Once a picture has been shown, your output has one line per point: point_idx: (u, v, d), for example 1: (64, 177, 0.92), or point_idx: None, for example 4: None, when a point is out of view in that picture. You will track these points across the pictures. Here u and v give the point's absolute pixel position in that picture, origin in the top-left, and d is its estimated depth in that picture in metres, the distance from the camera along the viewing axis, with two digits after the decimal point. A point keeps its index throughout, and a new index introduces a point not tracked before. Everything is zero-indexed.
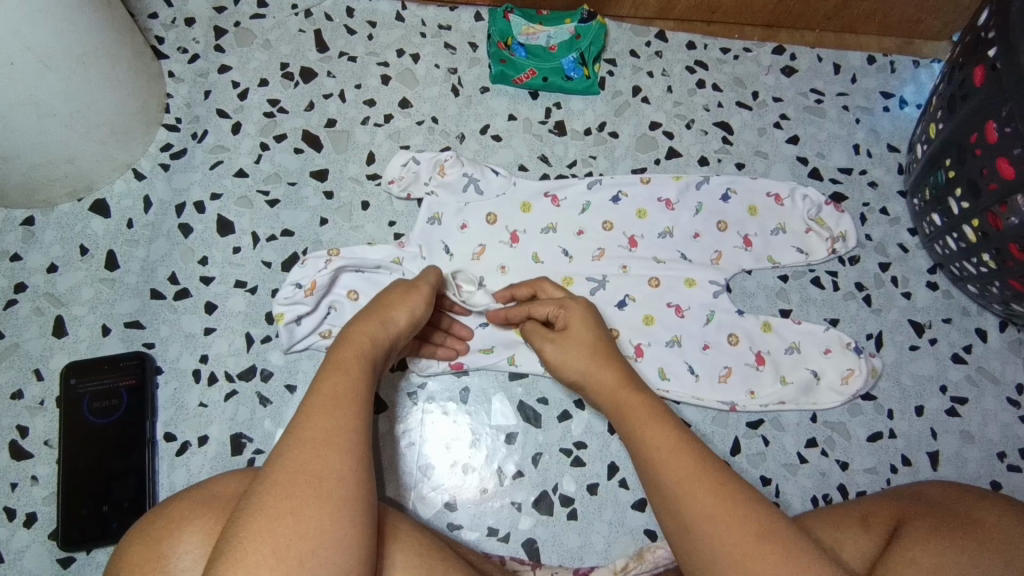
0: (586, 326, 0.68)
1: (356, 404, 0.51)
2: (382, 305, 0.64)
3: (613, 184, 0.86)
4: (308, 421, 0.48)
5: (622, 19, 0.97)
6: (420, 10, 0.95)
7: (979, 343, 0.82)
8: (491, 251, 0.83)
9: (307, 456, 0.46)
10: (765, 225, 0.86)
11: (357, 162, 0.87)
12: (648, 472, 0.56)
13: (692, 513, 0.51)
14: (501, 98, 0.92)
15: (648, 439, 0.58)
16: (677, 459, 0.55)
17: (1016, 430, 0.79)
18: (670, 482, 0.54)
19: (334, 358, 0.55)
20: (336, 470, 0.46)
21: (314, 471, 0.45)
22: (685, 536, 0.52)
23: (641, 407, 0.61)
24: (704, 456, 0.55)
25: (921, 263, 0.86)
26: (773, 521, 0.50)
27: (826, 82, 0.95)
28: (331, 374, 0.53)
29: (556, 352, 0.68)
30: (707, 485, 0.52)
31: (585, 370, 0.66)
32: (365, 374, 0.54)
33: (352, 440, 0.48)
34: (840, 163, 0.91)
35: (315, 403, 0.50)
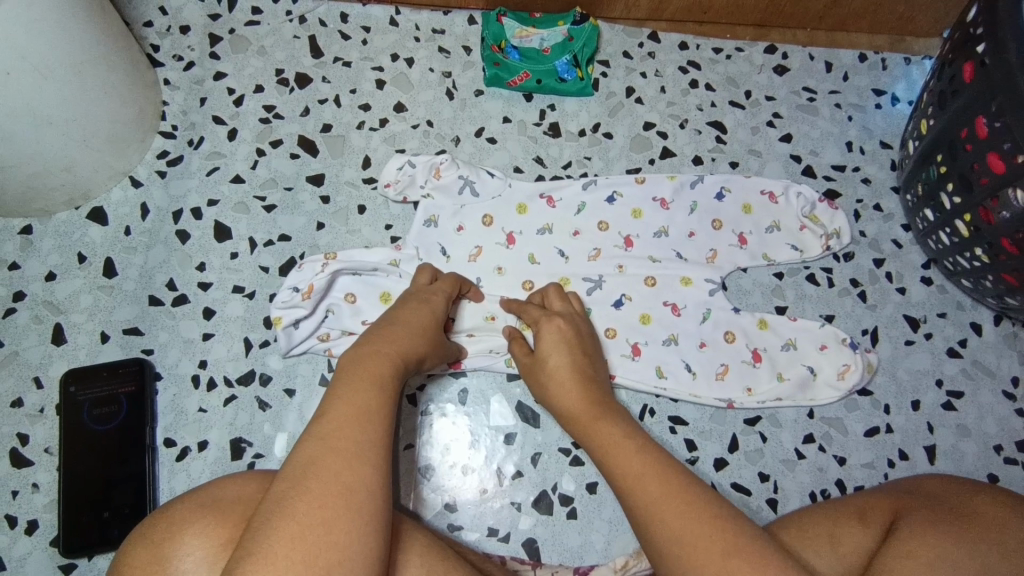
0: (559, 349, 0.71)
1: (382, 420, 0.52)
2: (406, 326, 0.66)
3: (608, 185, 0.88)
4: (335, 426, 0.49)
5: (614, 21, 0.98)
6: (413, 14, 0.96)
7: (974, 337, 0.82)
8: (487, 252, 0.84)
9: (330, 464, 0.46)
10: (759, 223, 0.87)
11: (353, 166, 0.87)
12: (620, 488, 0.57)
13: (662, 535, 0.52)
14: (496, 100, 0.93)
15: (626, 457, 0.59)
16: (647, 478, 0.56)
17: (1012, 423, 0.79)
18: (648, 501, 0.54)
19: (359, 368, 0.56)
20: (356, 481, 0.46)
21: (334, 481, 0.46)
22: (660, 552, 0.52)
23: (609, 428, 0.63)
24: (674, 474, 0.56)
25: (915, 259, 0.86)
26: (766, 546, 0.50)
27: (818, 80, 0.96)
28: (357, 384, 0.54)
29: (531, 374, 0.72)
30: (688, 501, 0.53)
31: (554, 391, 0.69)
32: (392, 389, 0.55)
33: (374, 451, 0.49)
34: (833, 161, 0.91)
35: (341, 410, 0.51)
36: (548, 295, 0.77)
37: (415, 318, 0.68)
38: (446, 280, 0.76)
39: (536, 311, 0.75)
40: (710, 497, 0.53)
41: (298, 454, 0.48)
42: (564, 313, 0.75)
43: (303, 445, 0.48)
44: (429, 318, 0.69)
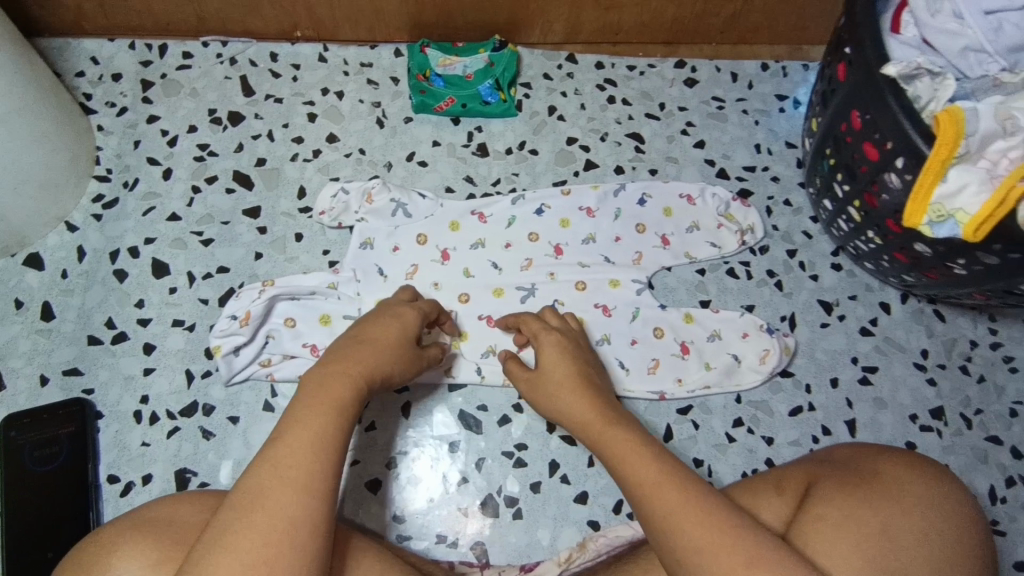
0: (565, 365, 0.73)
1: (334, 447, 0.53)
2: (373, 342, 0.66)
3: (535, 199, 0.93)
4: (285, 454, 0.51)
5: (533, 46, 1.03)
6: (341, 50, 1.01)
7: (883, 315, 0.88)
8: (424, 270, 0.88)
9: (269, 491, 0.49)
10: (680, 224, 0.92)
11: (289, 197, 0.90)
12: (633, 496, 0.59)
13: (686, 546, 0.53)
14: (425, 126, 0.97)
15: (639, 464, 0.60)
16: (662, 489, 0.57)
17: (924, 393, 0.84)
18: (659, 510, 0.56)
19: (308, 392, 0.56)
20: (293, 506, 0.48)
21: (269, 509, 0.48)
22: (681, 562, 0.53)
23: (621, 436, 0.63)
24: (690, 486, 0.57)
25: (825, 247, 0.92)
26: (766, 550, 0.52)
27: (726, 90, 1.03)
28: (311, 412, 0.55)
29: (531, 385, 0.74)
30: (704, 511, 0.54)
31: (561, 403, 0.71)
32: (349, 416, 0.56)
33: (318, 476, 0.51)
34: (743, 163, 0.98)
35: (291, 433, 0.53)
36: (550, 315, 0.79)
37: (385, 334, 0.68)
38: (424, 301, 0.77)
39: (542, 330, 0.76)
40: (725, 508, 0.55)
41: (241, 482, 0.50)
42: (562, 329, 0.77)
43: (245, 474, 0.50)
44: (401, 335, 0.69)
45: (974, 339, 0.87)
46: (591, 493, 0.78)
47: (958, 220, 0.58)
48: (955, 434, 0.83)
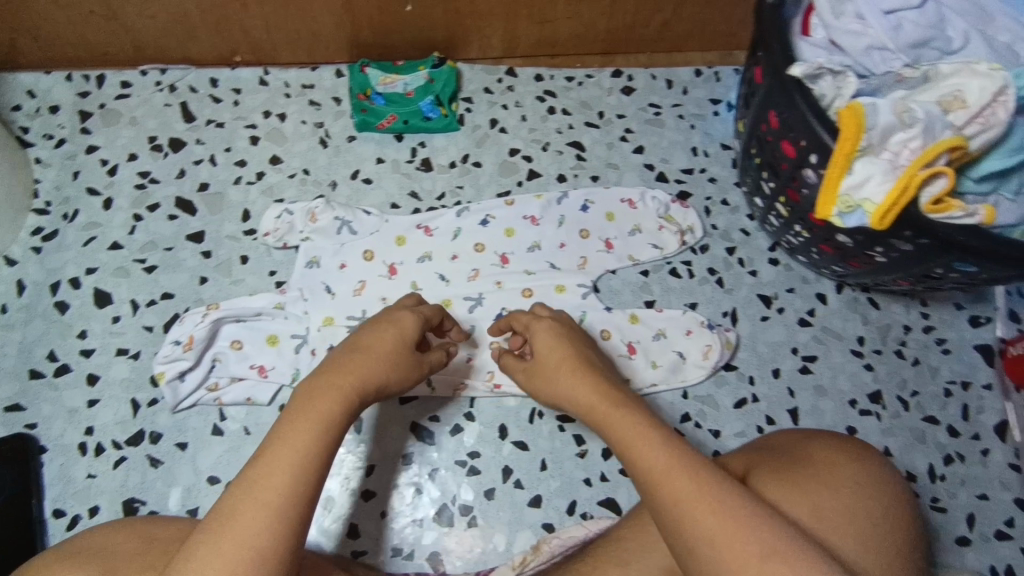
0: (567, 354, 0.70)
1: (315, 462, 0.53)
2: (370, 353, 0.64)
3: (480, 210, 0.95)
4: (259, 479, 0.51)
5: (473, 61, 1.05)
6: (281, 73, 1.02)
7: (820, 306, 0.92)
8: (371, 285, 0.89)
9: (238, 515, 0.49)
10: (622, 228, 0.95)
11: (233, 220, 0.91)
12: (640, 483, 0.56)
13: (698, 536, 0.51)
14: (368, 144, 0.98)
15: (648, 449, 0.57)
16: (672, 476, 0.54)
17: (862, 378, 0.88)
18: (670, 501, 0.53)
19: (295, 408, 0.56)
20: (256, 528, 0.49)
21: (235, 534, 0.48)
22: (688, 554, 0.52)
23: (630, 419, 0.60)
24: (701, 472, 0.55)
25: (762, 243, 0.95)
26: (781, 542, 0.50)
27: (661, 96, 1.06)
28: (286, 435, 0.54)
29: (533, 377, 0.72)
30: (707, 502, 0.52)
31: (564, 388, 0.67)
32: (333, 430, 0.56)
33: (286, 498, 0.50)
34: (681, 166, 1.01)
35: (267, 453, 0.53)
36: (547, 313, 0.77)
37: (384, 342, 0.66)
38: (428, 305, 0.74)
39: (545, 323, 0.74)
40: (735, 497, 0.53)
41: (216, 506, 0.50)
42: (559, 320, 0.75)
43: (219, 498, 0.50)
44: (398, 340, 0.67)
45: (908, 324, 0.91)
46: (545, 497, 0.80)
47: (865, 210, 0.60)
48: (894, 416, 0.86)
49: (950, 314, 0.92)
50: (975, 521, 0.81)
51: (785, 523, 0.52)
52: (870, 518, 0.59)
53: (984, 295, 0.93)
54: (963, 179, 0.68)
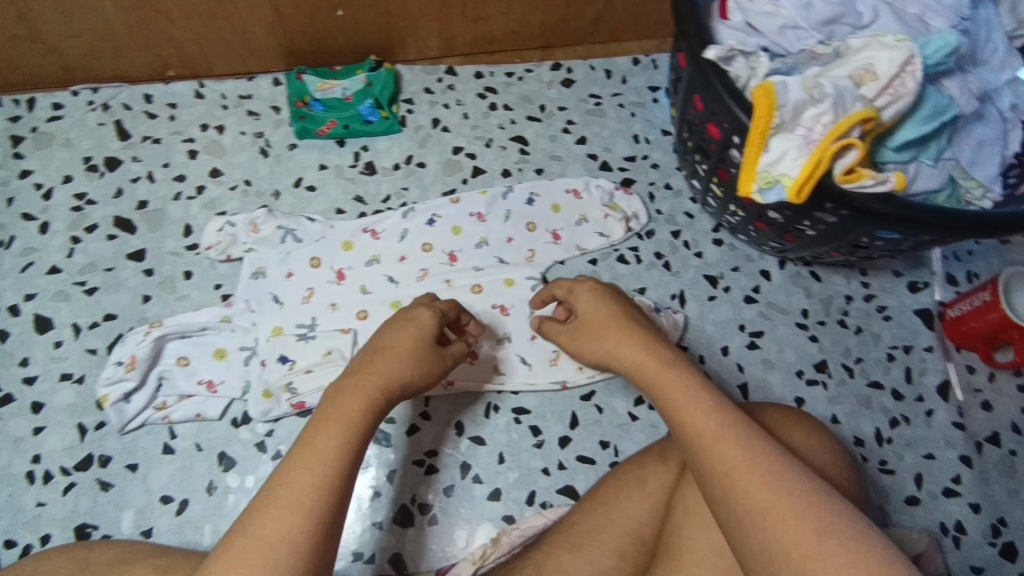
0: (614, 326, 0.70)
1: (343, 458, 0.53)
2: (393, 351, 0.65)
3: (426, 210, 0.95)
4: (292, 482, 0.50)
5: (412, 62, 1.05)
6: (217, 85, 1.01)
7: (764, 282, 0.94)
8: (320, 292, 0.89)
9: (269, 519, 0.48)
10: (569, 219, 0.96)
11: (174, 236, 0.91)
12: (691, 455, 0.57)
13: (748, 505, 0.51)
14: (310, 151, 0.98)
15: (699, 420, 0.57)
16: (722, 445, 0.55)
17: (808, 349, 0.90)
18: (720, 471, 0.54)
19: (333, 407, 0.57)
20: (288, 531, 0.48)
21: (264, 540, 0.47)
22: (740, 525, 0.51)
23: (677, 387, 0.61)
24: (755, 442, 0.54)
25: (706, 225, 0.97)
26: (842, 519, 0.49)
27: (601, 86, 1.07)
28: (316, 439, 0.53)
29: (577, 341, 0.75)
30: (755, 470, 0.52)
31: (609, 350, 0.69)
32: (360, 429, 0.56)
33: (315, 501, 0.50)
34: (624, 154, 1.02)
35: (299, 456, 0.52)
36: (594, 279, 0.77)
37: (404, 339, 0.66)
38: (443, 300, 0.75)
39: (583, 287, 0.76)
40: (788, 465, 0.53)
41: (244, 515, 0.49)
42: (600, 282, 0.77)
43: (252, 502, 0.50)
44: (417, 337, 0.67)
45: (849, 294, 0.93)
46: (503, 490, 0.81)
47: (783, 185, 0.62)
48: (840, 384, 0.88)
49: (890, 281, 0.94)
50: (923, 480, 0.84)
51: (843, 502, 0.51)
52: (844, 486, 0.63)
53: (921, 261, 0.96)
54: (884, 150, 0.71)
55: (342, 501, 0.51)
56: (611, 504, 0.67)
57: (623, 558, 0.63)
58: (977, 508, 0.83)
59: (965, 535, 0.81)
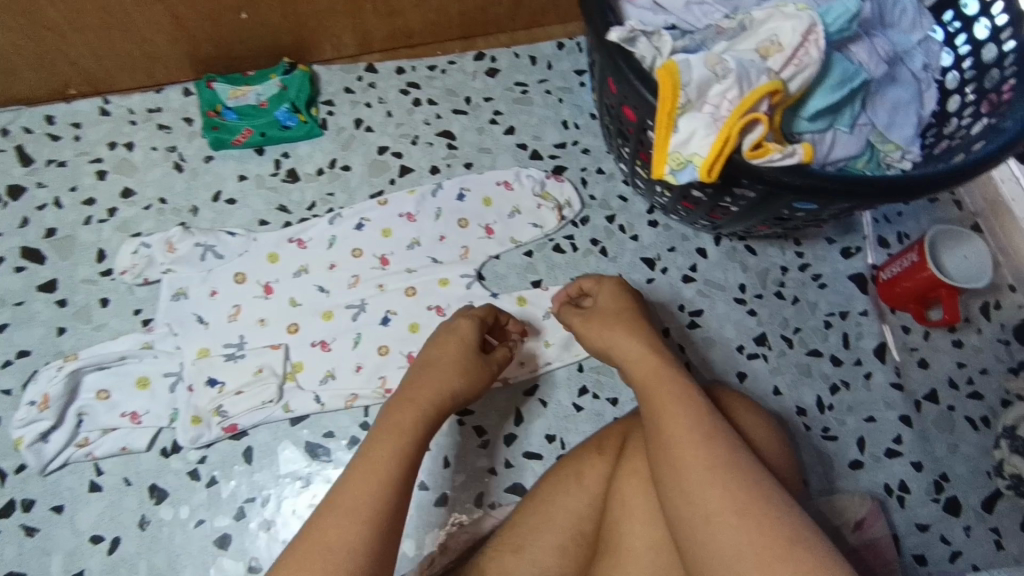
0: (616, 324, 0.71)
1: (395, 465, 0.59)
2: (437, 364, 0.71)
3: (354, 214, 0.92)
4: (353, 489, 0.56)
5: (330, 62, 1.02)
6: (124, 100, 0.97)
7: (701, 260, 0.93)
8: (247, 308, 0.85)
9: (332, 523, 0.54)
10: (501, 212, 0.94)
11: (87, 263, 0.87)
12: (662, 451, 0.56)
13: (711, 507, 0.50)
14: (228, 162, 0.94)
15: (678, 420, 0.56)
16: (695, 446, 0.54)
17: (747, 324, 0.90)
18: (689, 469, 0.53)
19: (386, 421, 0.63)
20: (349, 532, 0.54)
21: (327, 543, 0.53)
22: (703, 523, 0.50)
23: (665, 385, 0.61)
24: (726, 445, 0.54)
25: (640, 207, 0.96)
26: (803, 527, 0.49)
27: (527, 74, 1.04)
28: (375, 450, 0.60)
29: (585, 326, 0.74)
30: (729, 472, 0.52)
31: (610, 341, 0.70)
32: (412, 437, 0.62)
33: (370, 508, 0.55)
34: (554, 141, 1.00)
35: (359, 464, 0.59)
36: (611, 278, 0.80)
37: (449, 351, 0.73)
38: (479, 308, 0.80)
39: (610, 283, 0.79)
40: (758, 470, 0.52)
41: (313, 518, 0.55)
42: (625, 279, 0.80)
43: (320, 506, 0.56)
44: (459, 348, 0.74)
45: (785, 265, 0.94)
46: (451, 495, 0.80)
47: (695, 164, 0.61)
48: (779, 355, 0.89)
49: (824, 249, 0.95)
50: (866, 444, 0.85)
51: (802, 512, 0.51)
52: (787, 480, 0.63)
53: (852, 226, 0.96)
54: (799, 120, 0.70)
55: (395, 508, 0.57)
56: (551, 500, 0.66)
57: (564, 554, 0.63)
58: (920, 467, 0.84)
59: (909, 494, 0.83)
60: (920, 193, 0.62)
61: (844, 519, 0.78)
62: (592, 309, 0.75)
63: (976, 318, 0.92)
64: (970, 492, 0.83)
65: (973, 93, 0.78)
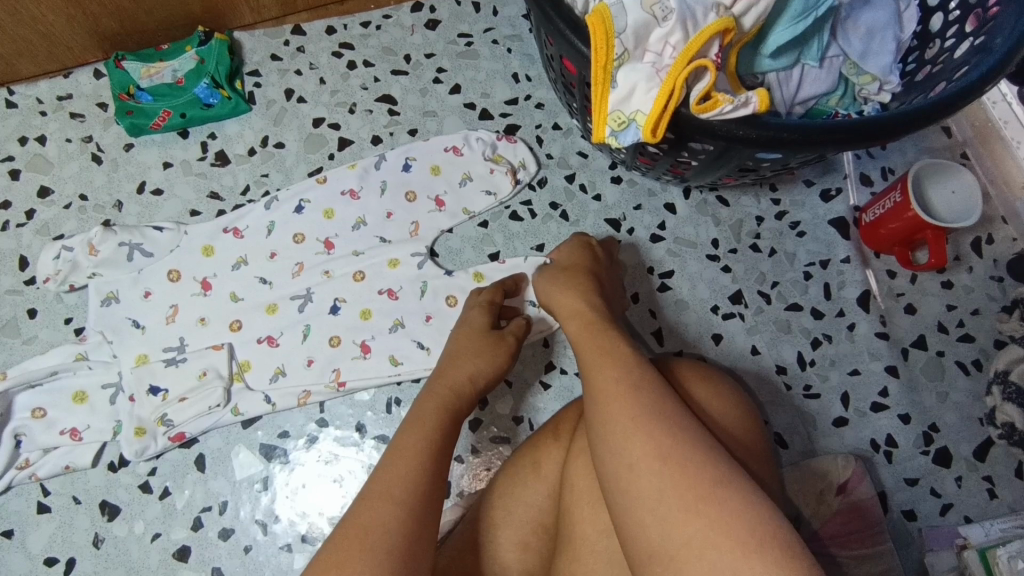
0: (572, 285, 0.68)
1: (426, 452, 0.56)
2: (459, 353, 0.69)
3: (292, 196, 0.85)
4: (387, 475, 0.53)
5: (251, 27, 0.92)
6: (30, 89, 0.88)
7: (670, 217, 0.87)
8: (185, 308, 0.80)
9: (367, 509, 0.50)
10: (451, 180, 0.87)
11: (9, 272, 0.81)
12: (590, 406, 0.52)
13: (634, 455, 0.46)
14: (150, 149, 0.87)
15: (606, 372, 0.53)
16: (625, 395, 0.50)
17: (722, 282, 0.85)
18: (614, 418, 0.49)
19: (417, 410, 0.61)
20: (385, 518, 0.50)
21: (364, 525, 0.49)
22: (626, 474, 0.46)
23: (600, 342, 0.57)
24: (657, 392, 0.50)
25: (602, 164, 0.89)
26: (731, 472, 0.45)
27: (471, 23, 0.95)
28: (405, 438, 0.57)
29: (542, 284, 0.71)
30: (654, 419, 0.48)
31: (560, 301, 0.67)
32: (441, 424, 0.60)
33: (406, 492, 0.52)
34: (504, 97, 0.91)
35: (388, 454, 0.55)
36: (592, 240, 0.79)
37: (466, 340, 0.71)
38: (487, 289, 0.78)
39: (575, 242, 0.77)
40: (690, 418, 0.48)
41: (350, 511, 0.51)
42: (592, 242, 0.77)
43: (356, 499, 0.52)
44: (477, 333, 0.72)
45: (760, 215, 0.87)
46: None
47: (638, 123, 0.55)
48: (757, 313, 0.84)
49: (802, 193, 0.88)
50: (850, 399, 0.81)
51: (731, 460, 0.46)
52: (752, 448, 0.57)
53: (831, 165, 0.89)
54: (760, 59, 0.63)
55: (431, 494, 0.53)
56: (508, 495, 0.62)
57: (526, 549, 0.60)
58: (907, 419, 0.80)
59: (896, 448, 0.79)
60: (889, 133, 0.54)
61: (826, 483, 0.75)
62: (554, 266, 0.73)
63: (966, 256, 0.85)
64: (961, 442, 0.79)
65: (957, 8, 0.69)
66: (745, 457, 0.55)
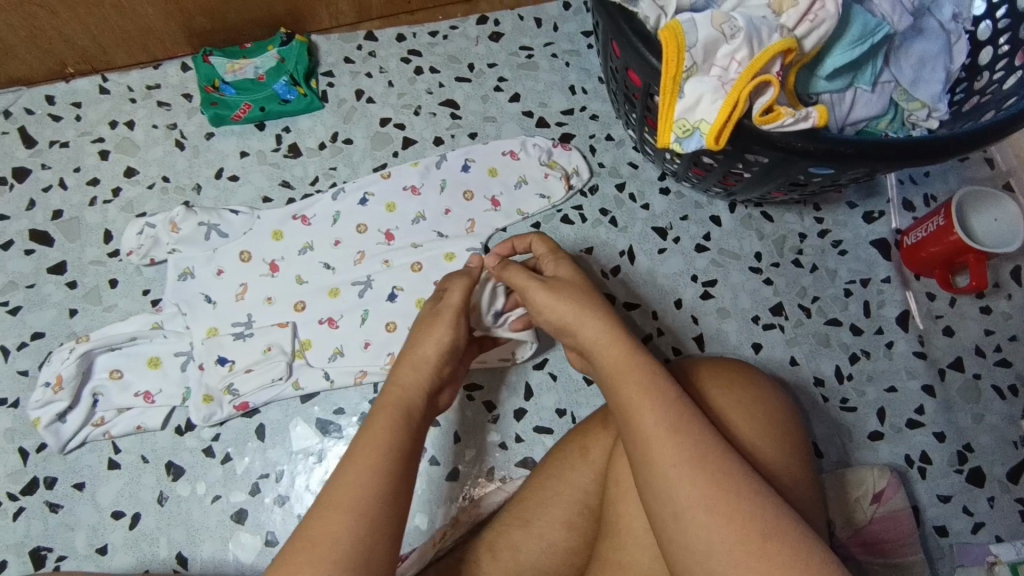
0: (576, 304, 0.62)
1: (387, 457, 0.52)
2: (417, 346, 0.63)
3: (358, 189, 0.90)
4: (344, 480, 0.50)
5: (328, 31, 0.99)
6: (122, 77, 0.95)
7: (715, 229, 0.90)
8: (253, 287, 0.85)
9: (325, 518, 0.47)
10: (507, 182, 0.91)
11: (94, 244, 0.87)
12: (630, 442, 0.52)
13: (680, 505, 0.47)
14: (229, 138, 0.93)
15: (642, 411, 0.51)
16: (667, 440, 0.49)
17: (763, 293, 0.88)
18: (656, 463, 0.49)
19: (381, 409, 0.56)
20: (341, 531, 0.47)
21: (324, 534, 0.47)
22: (672, 520, 0.47)
23: (633, 371, 0.54)
24: (698, 436, 0.50)
25: (651, 174, 0.93)
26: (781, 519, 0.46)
27: (532, 37, 1.00)
28: (367, 440, 0.53)
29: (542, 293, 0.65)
30: (699, 466, 0.48)
31: (570, 314, 0.62)
32: (411, 424, 0.56)
33: (365, 502, 0.49)
34: (561, 107, 0.96)
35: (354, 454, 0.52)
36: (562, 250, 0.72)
37: (430, 330, 0.64)
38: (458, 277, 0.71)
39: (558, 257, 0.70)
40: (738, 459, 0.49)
41: (310, 514, 0.49)
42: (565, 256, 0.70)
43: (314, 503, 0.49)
44: (438, 324, 0.65)
45: (804, 232, 0.90)
46: (462, 470, 0.80)
47: (702, 131, 0.60)
48: (797, 326, 0.86)
49: (845, 214, 0.91)
50: (886, 414, 0.83)
51: (778, 501, 0.47)
52: (794, 449, 0.58)
53: (875, 188, 0.92)
54: (816, 80, 0.67)
55: (390, 503, 0.50)
56: (558, 475, 0.66)
57: (572, 528, 0.63)
58: (942, 438, 0.82)
59: (930, 465, 0.81)
60: (942, 155, 0.58)
61: (861, 492, 0.76)
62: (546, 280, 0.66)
63: (1006, 283, 0.87)
64: (995, 464, 0.81)
65: (1007, 43, 0.72)
66: (785, 475, 0.56)
